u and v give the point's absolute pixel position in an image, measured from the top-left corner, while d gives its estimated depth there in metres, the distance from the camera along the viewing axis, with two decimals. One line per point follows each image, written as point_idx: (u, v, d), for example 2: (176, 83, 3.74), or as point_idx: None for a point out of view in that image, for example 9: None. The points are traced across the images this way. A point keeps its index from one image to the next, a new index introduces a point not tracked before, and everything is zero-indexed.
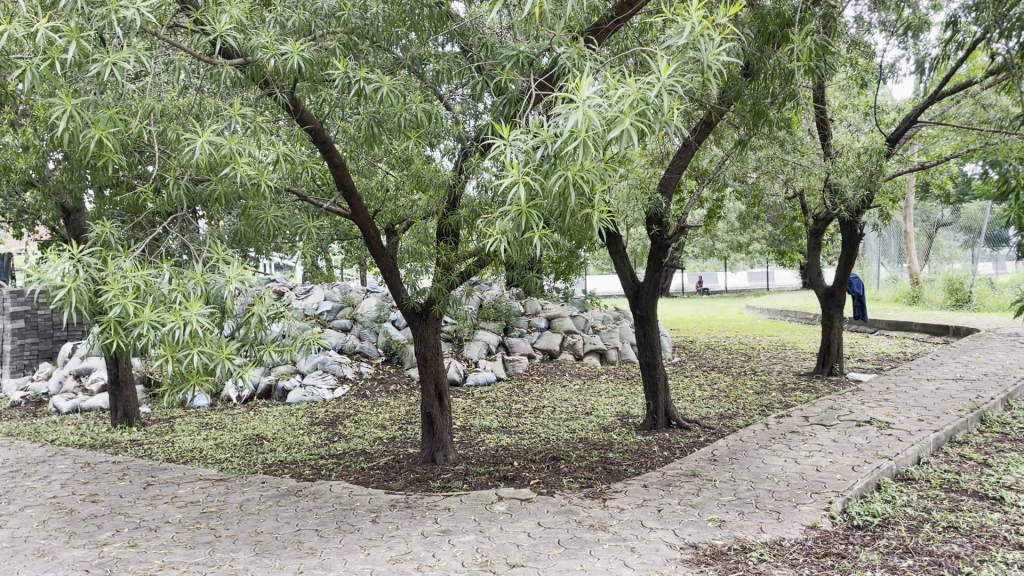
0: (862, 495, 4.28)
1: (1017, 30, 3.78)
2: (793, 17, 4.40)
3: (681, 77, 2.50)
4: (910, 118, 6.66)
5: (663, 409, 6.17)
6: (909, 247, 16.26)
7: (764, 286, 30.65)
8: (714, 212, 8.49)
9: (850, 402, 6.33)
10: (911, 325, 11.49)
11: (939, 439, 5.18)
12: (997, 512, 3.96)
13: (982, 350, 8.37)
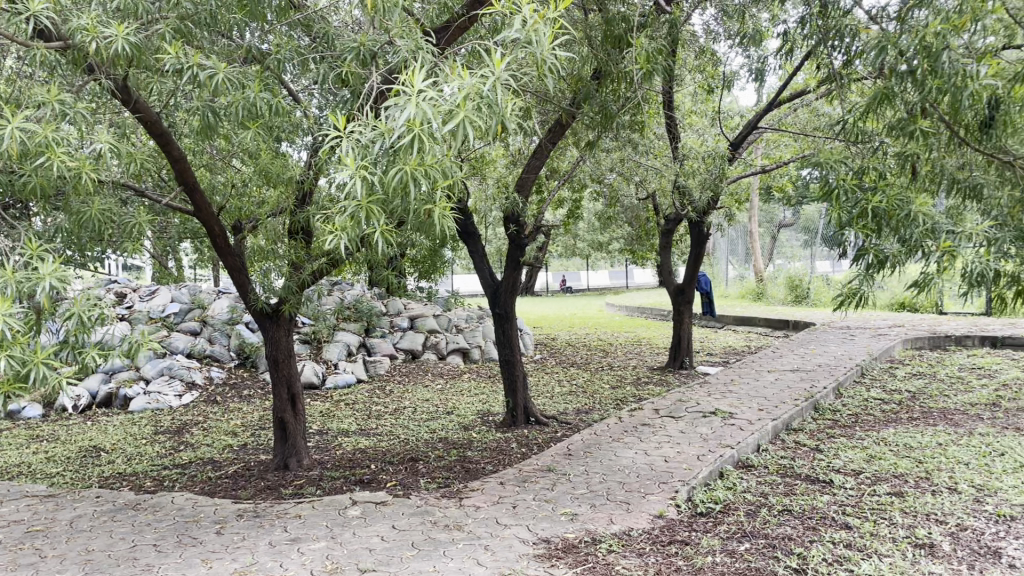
0: (706, 483, 4.47)
1: (839, 42, 4.03)
2: (637, 21, 4.51)
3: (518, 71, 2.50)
4: (750, 126, 7.00)
5: (522, 406, 6.23)
6: (754, 247, 17.20)
7: (624, 285, 31.70)
8: (573, 212, 8.67)
9: (697, 394, 6.61)
10: (755, 320, 12.18)
11: (776, 428, 5.48)
12: (826, 495, 4.23)
13: (816, 343, 8.96)
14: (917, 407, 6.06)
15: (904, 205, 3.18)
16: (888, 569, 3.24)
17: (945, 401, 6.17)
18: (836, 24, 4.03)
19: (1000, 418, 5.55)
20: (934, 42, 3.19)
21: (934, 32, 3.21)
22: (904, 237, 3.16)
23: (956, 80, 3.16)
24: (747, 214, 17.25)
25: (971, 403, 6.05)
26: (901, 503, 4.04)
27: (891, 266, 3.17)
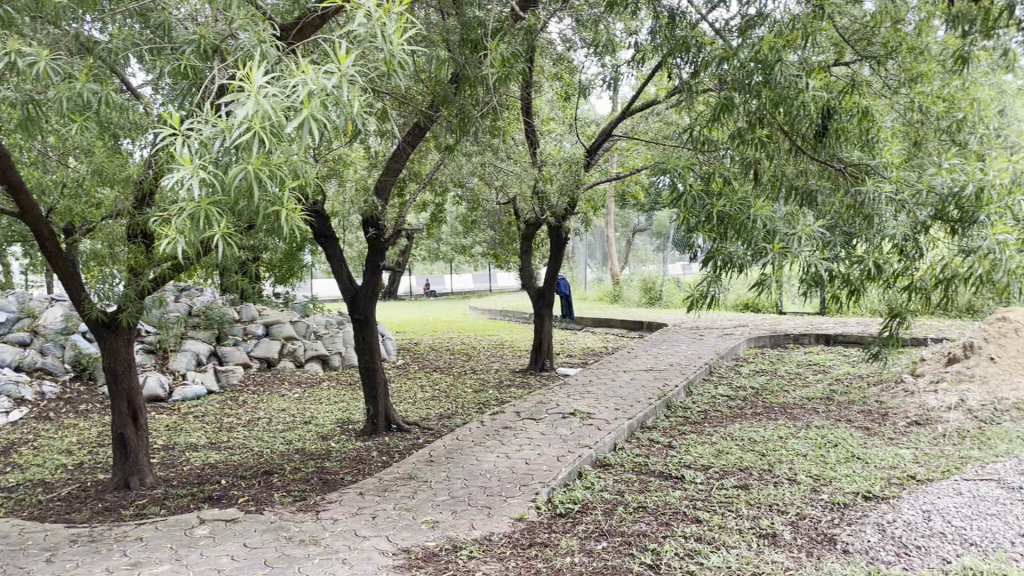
0: (565, 483, 4.53)
1: (685, 54, 4.16)
2: (494, 26, 4.53)
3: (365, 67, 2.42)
4: (604, 133, 7.18)
5: (383, 413, 6.12)
6: (611, 250, 17.76)
7: (487, 289, 31.92)
8: (434, 216, 8.63)
9: (557, 395, 6.71)
10: (612, 321, 12.54)
11: (632, 427, 5.65)
12: (679, 490, 4.39)
13: (669, 343, 9.33)
14: (760, 402, 6.41)
15: (746, 209, 3.34)
16: (735, 560, 3.38)
17: (785, 396, 6.56)
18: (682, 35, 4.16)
19: (833, 411, 5.95)
20: (769, 57, 3.37)
21: (770, 47, 3.39)
22: (749, 242, 3.31)
23: (787, 91, 3.41)
24: (605, 219, 17.77)
25: (808, 398, 6.46)
26: (747, 496, 4.24)
27: (733, 267, 3.32)
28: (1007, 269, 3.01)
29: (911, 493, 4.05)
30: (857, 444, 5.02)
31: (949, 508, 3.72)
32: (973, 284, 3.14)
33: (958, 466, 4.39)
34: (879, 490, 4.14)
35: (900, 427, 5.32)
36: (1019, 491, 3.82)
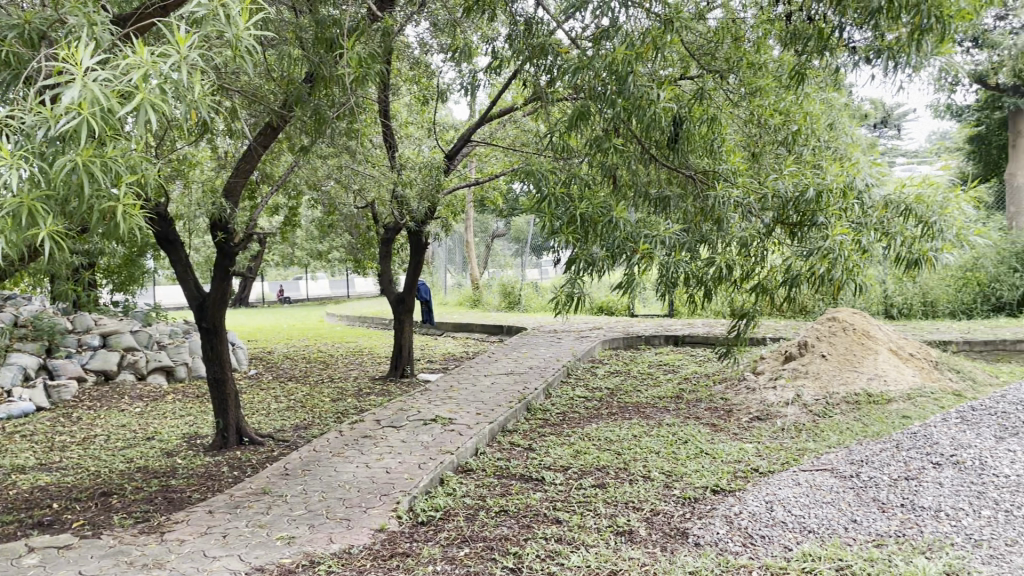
0: (427, 491, 4.48)
1: (542, 61, 4.16)
2: (351, 26, 4.43)
3: (208, 54, 2.29)
4: (463, 139, 7.19)
5: (234, 426, 5.84)
6: (470, 255, 17.81)
7: (344, 295, 31.29)
8: (288, 220, 8.35)
9: (418, 401, 6.63)
10: (472, 326, 12.57)
11: (493, 431, 5.66)
12: (539, 492, 4.43)
13: (528, 347, 9.44)
14: (615, 403, 6.59)
15: (607, 213, 3.42)
16: (594, 559, 3.45)
17: (638, 396, 6.77)
18: (539, 40, 4.18)
19: (683, 409, 6.21)
20: (621, 68, 3.50)
21: (622, 59, 3.52)
22: (609, 245, 3.38)
23: (638, 101, 3.54)
24: (464, 224, 17.80)
25: (660, 396, 6.71)
26: (604, 494, 4.34)
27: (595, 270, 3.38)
28: (844, 268, 3.26)
29: (755, 485, 4.28)
30: (706, 440, 5.26)
31: (789, 498, 3.96)
32: (813, 282, 3.37)
33: (796, 458, 4.69)
34: (726, 484, 4.35)
35: (744, 423, 5.62)
36: (850, 479, 4.11)
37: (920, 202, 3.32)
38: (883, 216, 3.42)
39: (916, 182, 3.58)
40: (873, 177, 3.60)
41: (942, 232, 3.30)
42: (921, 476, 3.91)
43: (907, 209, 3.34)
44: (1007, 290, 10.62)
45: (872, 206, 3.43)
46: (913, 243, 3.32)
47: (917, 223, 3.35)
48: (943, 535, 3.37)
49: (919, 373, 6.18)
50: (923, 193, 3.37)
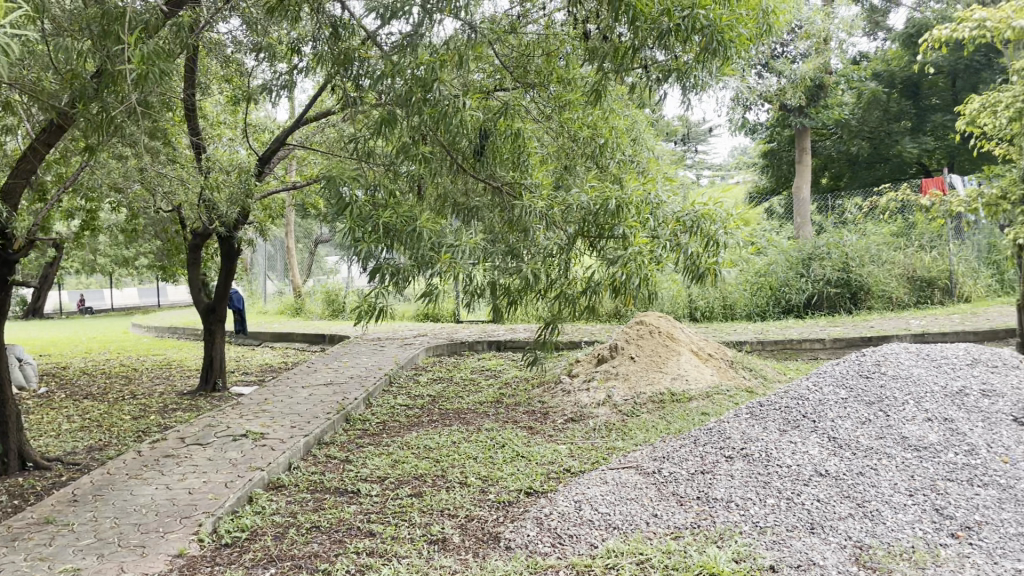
0: (233, 511, 4.26)
1: (349, 67, 4.04)
2: (146, 18, 4.14)
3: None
4: (278, 141, 6.88)
5: (15, 451, 5.30)
6: (291, 260, 17.22)
7: (155, 304, 29.43)
8: (85, 224, 7.71)
9: (228, 416, 6.31)
10: (292, 335, 12.16)
11: (308, 444, 5.49)
12: (354, 505, 4.33)
13: (349, 356, 9.25)
14: (436, 410, 6.59)
15: (411, 221, 3.40)
16: (405, 570, 3.41)
17: (459, 402, 6.80)
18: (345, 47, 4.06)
19: (502, 413, 6.30)
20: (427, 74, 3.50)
21: (425, 64, 3.52)
22: (414, 255, 3.39)
23: (447, 109, 3.51)
24: (284, 228, 17.18)
25: (480, 402, 6.77)
26: (420, 503, 4.31)
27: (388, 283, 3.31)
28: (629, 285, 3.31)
29: (566, 485, 4.41)
30: (522, 443, 5.35)
31: (597, 496, 4.10)
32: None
33: (605, 457, 4.89)
34: (539, 486, 4.45)
35: (559, 425, 5.77)
36: (652, 475, 4.32)
37: (706, 217, 3.41)
38: (674, 231, 3.49)
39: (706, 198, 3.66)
40: (667, 194, 3.67)
41: (723, 247, 3.41)
42: (715, 469, 4.18)
43: (693, 226, 3.43)
44: (794, 294, 11.57)
45: (663, 222, 3.49)
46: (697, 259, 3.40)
47: (702, 240, 3.44)
48: (734, 524, 3.60)
49: (717, 372, 6.63)
50: (710, 209, 3.46)
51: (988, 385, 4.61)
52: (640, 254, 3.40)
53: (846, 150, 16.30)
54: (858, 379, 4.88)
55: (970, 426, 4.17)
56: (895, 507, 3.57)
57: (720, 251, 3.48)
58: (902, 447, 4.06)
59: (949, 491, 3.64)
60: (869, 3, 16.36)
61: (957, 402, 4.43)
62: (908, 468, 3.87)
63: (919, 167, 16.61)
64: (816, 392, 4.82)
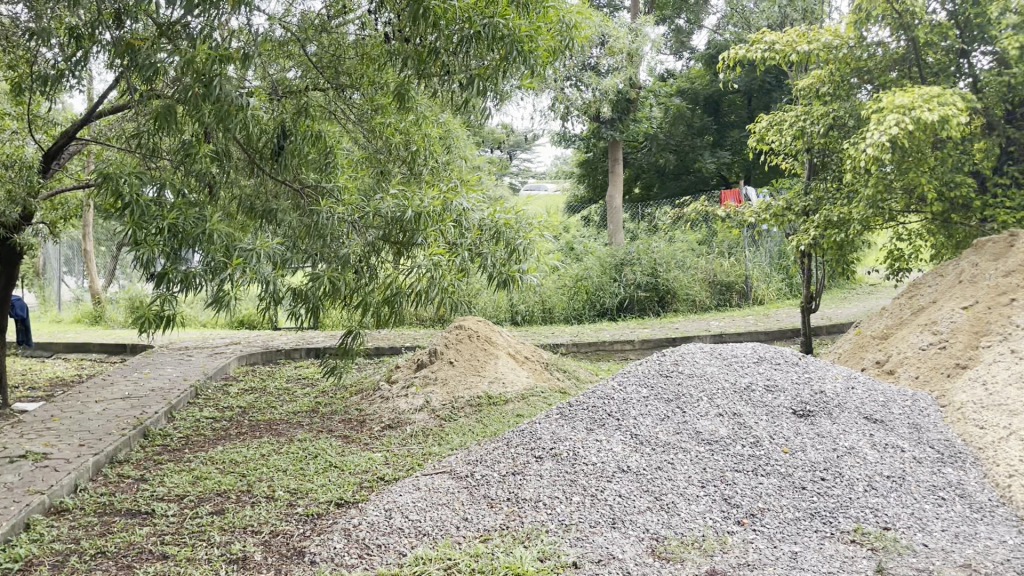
0: (5, 541, 3.86)
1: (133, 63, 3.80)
2: None
3: None
4: (64, 136, 6.31)
5: None
6: (89, 264, 15.91)
7: None
8: None
9: (6, 436, 5.72)
10: (89, 345, 11.24)
11: (99, 462, 5.08)
12: (146, 527, 4.05)
13: (152, 366, 8.68)
14: (245, 422, 6.30)
15: (199, 227, 3.74)
16: None
17: (271, 413, 6.54)
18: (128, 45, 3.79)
19: (316, 422, 6.11)
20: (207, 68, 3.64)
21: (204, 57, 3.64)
22: (207, 262, 3.77)
23: (229, 108, 3.74)
24: (82, 230, 15.85)
25: (294, 411, 6.55)
26: (221, 521, 4.08)
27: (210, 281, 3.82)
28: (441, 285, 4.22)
29: (378, 494, 4.33)
30: (335, 452, 5.23)
31: (408, 503, 4.05)
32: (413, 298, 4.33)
33: (420, 464, 4.86)
34: (351, 496, 4.34)
35: (373, 433, 5.69)
36: (465, 479, 4.34)
37: (509, 228, 4.42)
38: (478, 237, 4.39)
39: (503, 209, 4.64)
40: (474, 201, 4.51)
41: (522, 255, 4.40)
42: (525, 470, 4.26)
43: (497, 235, 4.41)
44: (608, 297, 12.03)
45: (469, 229, 4.36)
46: (502, 264, 4.37)
47: (503, 247, 4.39)
48: (540, 523, 3.67)
49: (533, 375, 6.85)
50: (508, 221, 4.45)
51: (771, 380, 5.00)
52: (439, 266, 4.15)
53: (656, 162, 17.26)
54: (658, 378, 5.14)
55: (755, 419, 4.50)
56: (689, 498, 3.77)
57: (521, 259, 4.39)
58: (696, 441, 4.31)
59: (736, 481, 3.90)
60: (675, 25, 17.48)
61: (744, 397, 4.77)
62: (701, 461, 4.12)
63: (720, 180, 17.87)
64: (620, 392, 5.02)
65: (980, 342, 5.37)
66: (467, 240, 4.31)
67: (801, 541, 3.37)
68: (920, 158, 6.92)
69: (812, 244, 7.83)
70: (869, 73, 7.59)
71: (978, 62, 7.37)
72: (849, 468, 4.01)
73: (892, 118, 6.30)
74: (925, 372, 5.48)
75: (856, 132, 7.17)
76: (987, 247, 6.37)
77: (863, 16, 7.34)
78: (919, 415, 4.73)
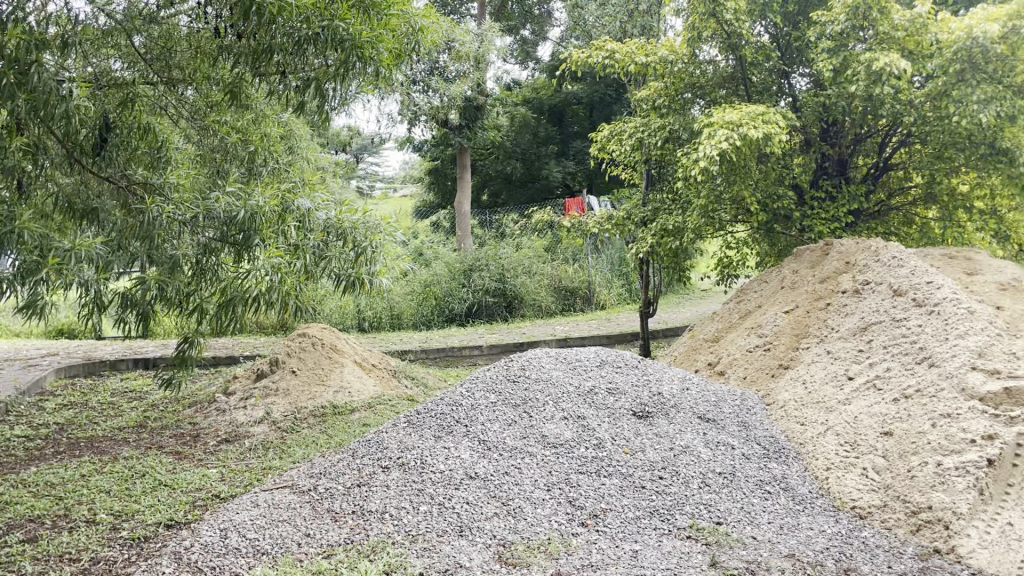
0: None
1: None
2: None
3: None
4: None
5: None
6: None
7: None
8: None
9: None
10: None
11: None
12: None
13: None
14: (64, 440, 5.79)
15: None
16: None
17: (92, 429, 6.05)
18: None
19: (145, 438, 5.71)
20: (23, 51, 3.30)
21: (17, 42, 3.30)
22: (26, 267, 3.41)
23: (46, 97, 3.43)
24: None
25: (120, 427, 6.09)
26: (34, 550, 3.71)
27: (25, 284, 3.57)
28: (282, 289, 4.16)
29: (213, 513, 4.09)
30: (166, 470, 4.90)
31: (246, 521, 3.84)
32: (253, 303, 4.17)
33: (259, 479, 4.64)
34: (183, 516, 4.07)
35: (209, 447, 5.38)
36: (307, 493, 4.17)
37: (353, 228, 4.37)
38: (322, 238, 4.34)
39: (351, 210, 4.57)
40: (319, 201, 4.49)
41: (369, 259, 4.34)
42: (370, 481, 4.15)
43: (343, 235, 4.35)
44: (457, 303, 12.04)
45: (314, 228, 4.33)
46: (350, 265, 4.32)
47: (350, 248, 4.35)
48: (386, 535, 3.58)
49: (380, 383, 6.73)
50: (354, 223, 4.38)
51: (612, 383, 5.15)
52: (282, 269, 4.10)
53: (503, 169, 17.51)
54: (505, 383, 5.17)
55: (598, 421, 4.62)
56: (535, 502, 3.81)
57: (368, 261, 4.36)
58: (542, 445, 4.37)
59: (580, 483, 3.98)
60: (520, 35, 17.77)
61: (587, 401, 4.89)
62: (547, 464, 4.17)
63: (564, 188, 18.36)
64: (467, 398, 5.01)
65: (799, 344, 5.76)
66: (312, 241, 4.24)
67: (641, 539, 3.48)
68: (747, 173, 7.32)
69: (650, 251, 8.16)
70: (701, 89, 8.00)
71: (797, 84, 7.98)
72: (685, 466, 4.18)
73: (722, 133, 6.66)
74: (752, 372, 5.82)
75: (689, 144, 7.55)
76: (805, 255, 6.89)
77: (696, 35, 7.73)
78: (747, 413, 5.02)
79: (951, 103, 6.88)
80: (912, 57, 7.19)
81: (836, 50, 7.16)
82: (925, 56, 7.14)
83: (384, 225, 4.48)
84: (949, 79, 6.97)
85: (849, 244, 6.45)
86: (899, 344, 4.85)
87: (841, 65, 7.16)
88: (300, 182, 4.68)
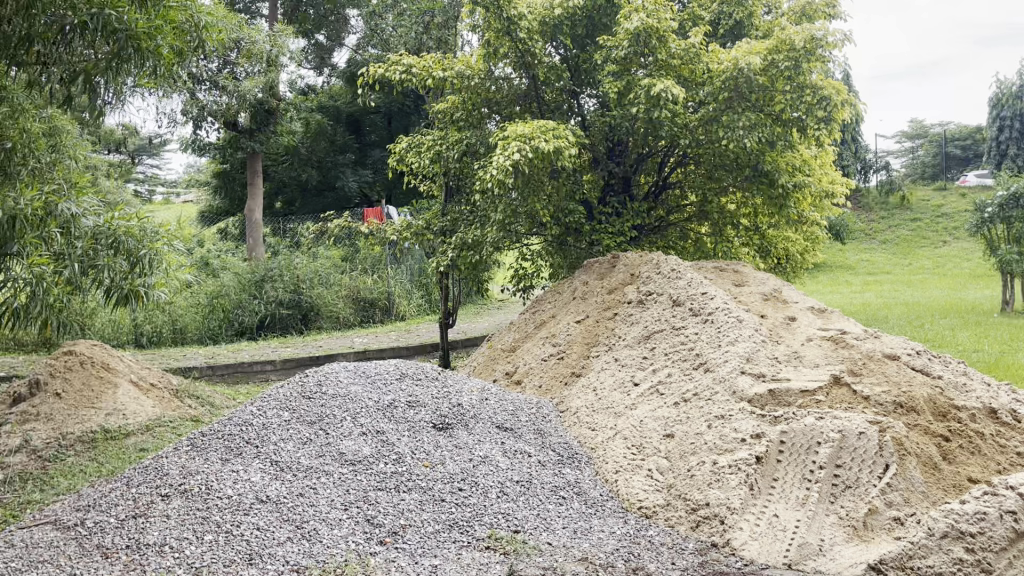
0: None
1: None
2: None
3: None
4: None
5: None
6: None
7: None
8: None
9: None
10: None
11: None
12: None
13: None
14: None
15: None
16: None
17: None
18: None
19: None
20: None
21: None
22: None
23: None
24: None
25: None
26: None
27: None
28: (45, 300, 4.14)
29: None
30: None
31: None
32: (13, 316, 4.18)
33: (14, 516, 4.13)
34: None
35: None
36: (73, 529, 3.76)
37: (128, 236, 4.23)
38: (92, 246, 4.19)
39: (124, 216, 4.45)
40: (90, 206, 4.33)
41: (143, 268, 4.24)
42: (148, 511, 3.81)
43: (117, 243, 4.21)
44: (248, 315, 11.46)
45: (82, 234, 4.19)
46: (123, 276, 4.22)
47: (124, 256, 4.23)
48: (165, 569, 3.29)
49: (160, 404, 6.23)
50: (128, 230, 4.23)
51: (412, 396, 5.10)
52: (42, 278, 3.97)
53: (297, 177, 16.96)
54: (300, 400, 4.95)
55: (397, 436, 4.55)
56: (330, 523, 3.67)
57: (144, 271, 4.28)
58: (340, 463, 4.23)
59: (379, 500, 3.89)
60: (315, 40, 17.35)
61: (387, 415, 4.80)
62: (344, 483, 4.04)
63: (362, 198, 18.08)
64: (259, 417, 4.75)
65: (590, 353, 6.01)
66: (79, 249, 4.13)
67: (440, 553, 3.45)
68: (540, 186, 7.56)
69: (449, 264, 8.20)
70: (497, 105, 8.22)
71: (585, 103, 8.35)
72: (483, 476, 4.21)
73: (514, 145, 6.82)
74: (547, 381, 6.00)
75: (485, 158, 7.70)
76: (595, 267, 7.22)
77: (491, 51, 7.91)
78: (543, 421, 5.16)
79: (722, 127, 7.50)
80: (687, 83, 7.81)
81: (621, 73, 7.62)
82: (698, 83, 7.79)
83: (163, 232, 4.39)
84: (718, 105, 7.59)
85: (634, 257, 6.84)
86: (678, 351, 5.20)
87: (625, 88, 7.60)
88: (68, 183, 4.44)
